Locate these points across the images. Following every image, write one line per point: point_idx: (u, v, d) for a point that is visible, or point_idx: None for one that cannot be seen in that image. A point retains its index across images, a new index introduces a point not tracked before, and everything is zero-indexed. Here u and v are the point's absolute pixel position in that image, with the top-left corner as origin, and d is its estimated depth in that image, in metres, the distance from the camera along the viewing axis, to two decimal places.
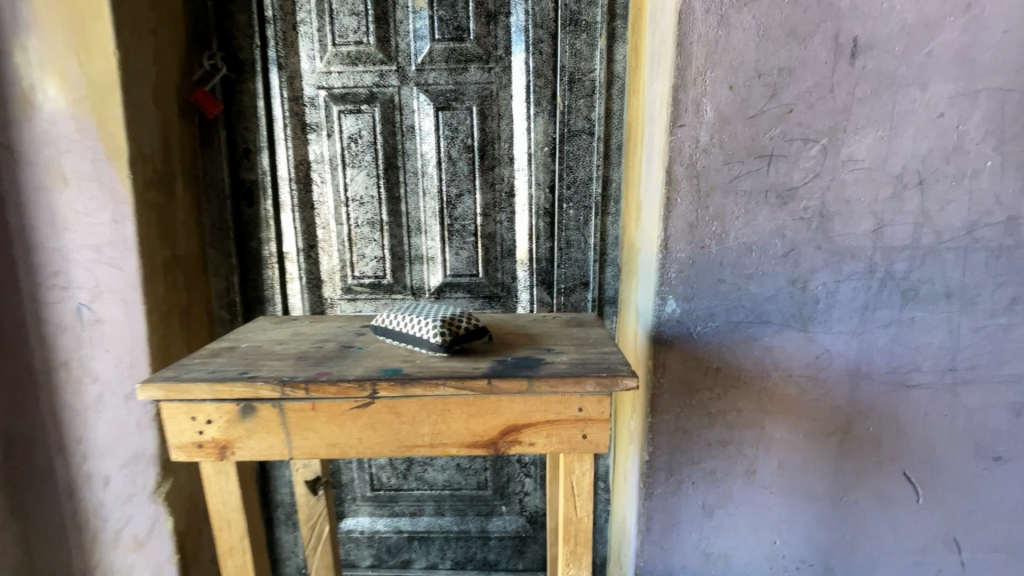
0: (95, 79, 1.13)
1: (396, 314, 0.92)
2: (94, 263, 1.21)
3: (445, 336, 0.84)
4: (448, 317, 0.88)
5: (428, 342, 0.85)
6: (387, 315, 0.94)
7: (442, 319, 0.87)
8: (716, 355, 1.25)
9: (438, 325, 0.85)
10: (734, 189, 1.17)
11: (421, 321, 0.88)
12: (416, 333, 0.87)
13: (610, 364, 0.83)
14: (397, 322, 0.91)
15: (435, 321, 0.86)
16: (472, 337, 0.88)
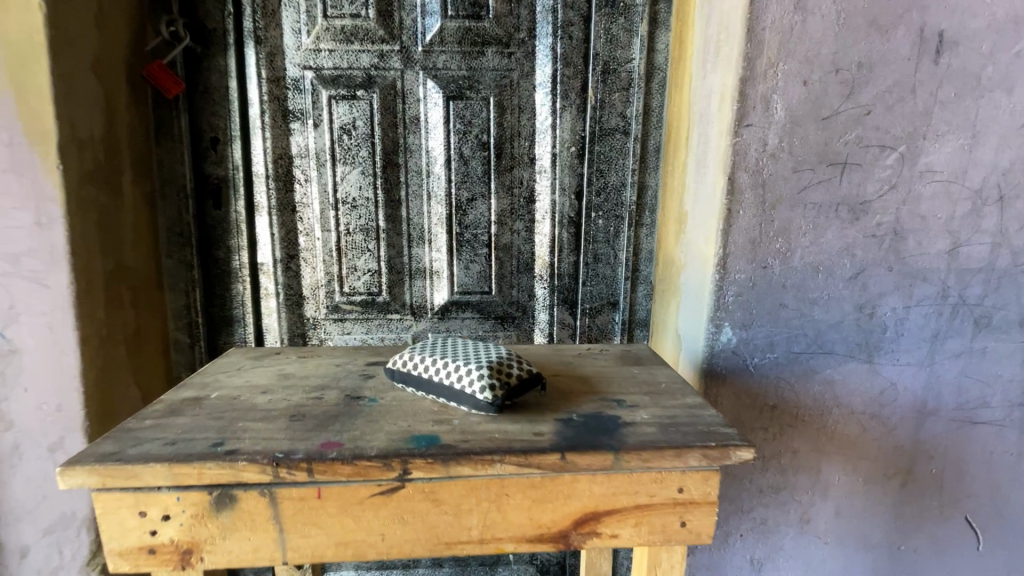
0: (14, 39, 0.87)
1: (422, 356, 0.71)
2: (9, 278, 0.94)
3: (493, 392, 0.64)
4: (494, 360, 0.68)
5: (469, 397, 0.65)
6: (408, 357, 0.72)
7: (486, 365, 0.66)
8: (773, 390, 1.08)
9: (483, 374, 0.65)
10: (802, 201, 1.01)
11: (457, 368, 0.67)
12: (452, 384, 0.66)
13: (707, 425, 0.64)
14: (424, 366, 0.70)
15: (478, 368, 0.66)
16: (524, 388, 0.68)
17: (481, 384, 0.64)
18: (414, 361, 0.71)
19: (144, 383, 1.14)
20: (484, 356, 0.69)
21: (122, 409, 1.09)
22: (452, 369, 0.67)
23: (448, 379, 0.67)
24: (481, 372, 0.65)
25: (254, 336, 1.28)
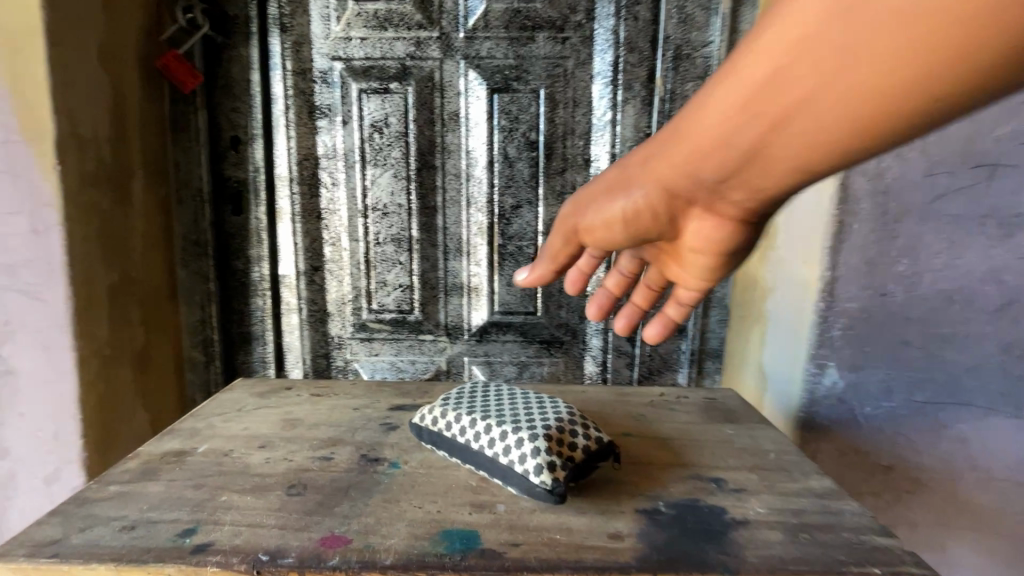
0: (9, 23, 0.78)
1: (457, 411, 0.55)
2: (4, 292, 0.85)
3: (553, 472, 0.47)
4: (552, 422, 0.51)
5: (519, 477, 0.48)
6: (438, 412, 0.56)
7: (542, 429, 0.50)
8: (889, 447, 0.86)
9: (537, 445, 0.48)
10: (935, 213, 0.79)
11: (501, 435, 0.50)
12: (496, 455, 0.50)
13: (855, 534, 0.46)
14: (460, 427, 0.54)
15: (530, 434, 0.49)
16: (592, 464, 0.51)
17: (536, 461, 0.48)
18: (444, 419, 0.55)
19: (153, 407, 1.03)
20: (535, 416, 0.52)
21: (127, 436, 0.97)
22: (495, 436, 0.51)
23: (490, 448, 0.51)
24: (533, 442, 0.48)
25: (275, 355, 1.15)
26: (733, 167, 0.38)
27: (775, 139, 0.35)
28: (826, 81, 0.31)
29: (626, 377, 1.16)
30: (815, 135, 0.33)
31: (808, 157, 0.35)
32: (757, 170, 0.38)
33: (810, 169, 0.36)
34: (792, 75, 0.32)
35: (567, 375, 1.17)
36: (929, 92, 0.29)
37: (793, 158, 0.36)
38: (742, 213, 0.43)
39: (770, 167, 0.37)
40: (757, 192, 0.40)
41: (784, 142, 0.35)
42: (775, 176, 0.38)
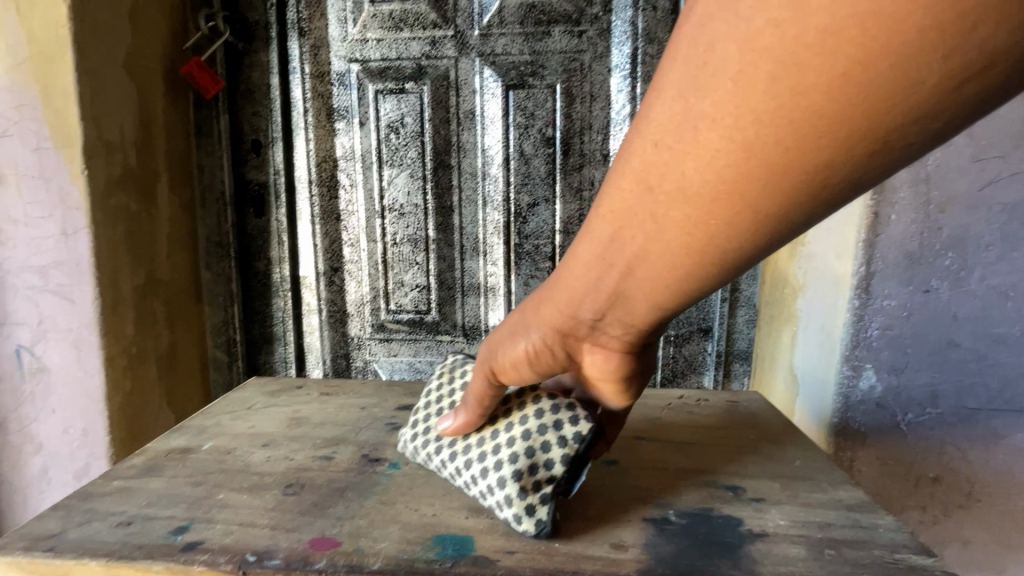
0: (40, 35, 0.81)
1: (435, 440, 0.52)
2: (39, 292, 0.88)
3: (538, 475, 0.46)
4: (516, 448, 0.46)
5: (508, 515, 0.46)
6: (416, 442, 0.54)
7: (508, 464, 0.46)
8: (936, 458, 0.79)
9: (507, 487, 0.45)
10: (986, 201, 0.73)
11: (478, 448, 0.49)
12: (478, 497, 0.48)
13: (888, 552, 0.41)
14: (439, 458, 0.52)
15: (499, 474, 0.46)
16: (576, 471, 0.47)
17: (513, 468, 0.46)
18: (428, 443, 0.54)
19: (177, 405, 1.05)
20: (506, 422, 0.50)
21: (152, 433, 0.99)
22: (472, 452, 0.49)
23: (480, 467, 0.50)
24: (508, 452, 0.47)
25: (295, 356, 1.16)
26: (658, 213, 0.34)
27: (696, 174, 0.31)
28: (737, 95, 0.28)
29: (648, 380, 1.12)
30: (745, 167, 0.30)
31: (735, 199, 0.31)
32: (684, 224, 0.34)
33: (740, 215, 0.32)
34: (708, 95, 0.29)
35: None
36: (858, 98, 0.26)
37: (718, 199, 0.32)
38: (674, 291, 0.38)
39: (698, 212, 0.33)
40: (686, 254, 0.35)
41: (711, 177, 0.31)
42: (704, 229, 0.33)
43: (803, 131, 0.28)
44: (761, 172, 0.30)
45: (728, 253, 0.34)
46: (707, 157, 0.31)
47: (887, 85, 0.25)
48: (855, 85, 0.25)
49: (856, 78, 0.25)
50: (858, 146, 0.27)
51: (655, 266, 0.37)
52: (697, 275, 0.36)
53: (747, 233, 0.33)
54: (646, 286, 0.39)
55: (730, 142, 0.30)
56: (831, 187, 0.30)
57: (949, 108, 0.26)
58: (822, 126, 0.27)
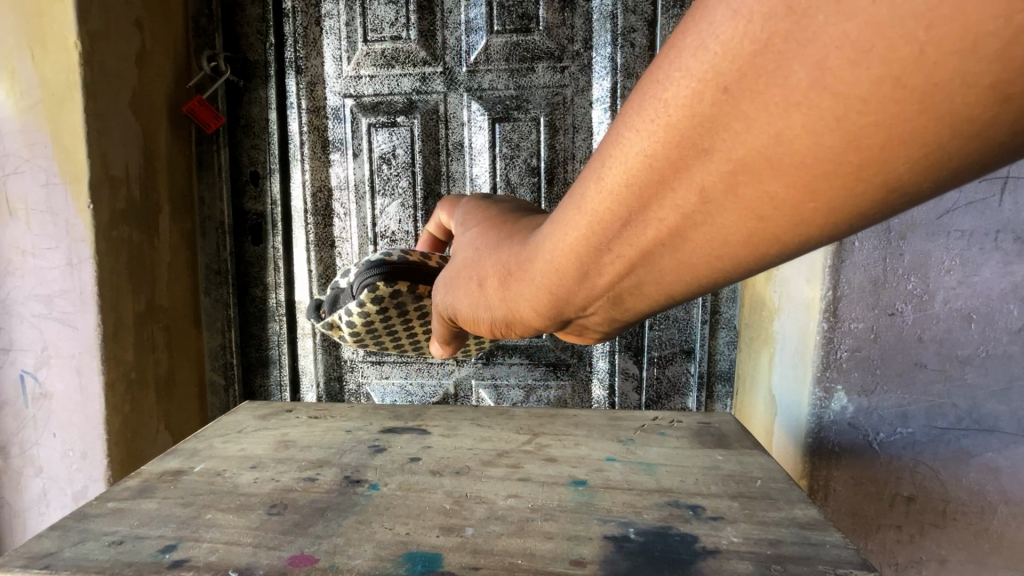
0: (51, 80, 0.87)
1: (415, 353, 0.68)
2: (43, 319, 0.92)
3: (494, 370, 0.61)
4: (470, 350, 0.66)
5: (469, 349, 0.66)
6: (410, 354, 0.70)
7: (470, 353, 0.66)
8: (909, 477, 0.80)
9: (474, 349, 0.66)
10: (945, 228, 0.75)
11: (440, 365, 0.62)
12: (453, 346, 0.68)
13: (831, 567, 0.46)
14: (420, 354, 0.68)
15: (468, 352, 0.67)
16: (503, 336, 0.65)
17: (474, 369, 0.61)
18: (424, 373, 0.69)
19: (174, 427, 1.08)
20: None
21: (149, 454, 1.02)
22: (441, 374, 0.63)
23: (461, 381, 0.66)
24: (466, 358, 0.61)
25: (290, 379, 1.20)
26: (678, 241, 0.29)
27: (730, 217, 0.26)
28: (786, 154, 0.22)
29: (634, 400, 1.14)
30: (788, 220, 0.25)
31: (772, 243, 0.27)
32: (712, 255, 0.29)
33: (775, 252, 0.28)
34: (748, 145, 0.23)
35: (575, 399, 1.16)
36: (926, 177, 0.21)
37: (754, 240, 0.27)
38: (696, 295, 0.35)
39: (732, 250, 0.28)
40: (712, 277, 0.31)
41: (748, 221, 0.26)
42: (734, 260, 0.29)
43: (860, 200, 0.23)
44: (802, 225, 0.25)
45: (755, 275, 0.31)
46: (742, 205, 0.25)
47: (957, 168, 0.21)
48: (930, 168, 0.21)
49: (932, 157, 0.20)
50: (911, 204, 0.24)
51: (677, 283, 0.33)
52: (721, 287, 0.33)
53: (779, 261, 0.29)
54: (658, 291, 0.35)
55: (770, 197, 0.24)
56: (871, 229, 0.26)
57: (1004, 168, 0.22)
58: (880, 197, 0.23)
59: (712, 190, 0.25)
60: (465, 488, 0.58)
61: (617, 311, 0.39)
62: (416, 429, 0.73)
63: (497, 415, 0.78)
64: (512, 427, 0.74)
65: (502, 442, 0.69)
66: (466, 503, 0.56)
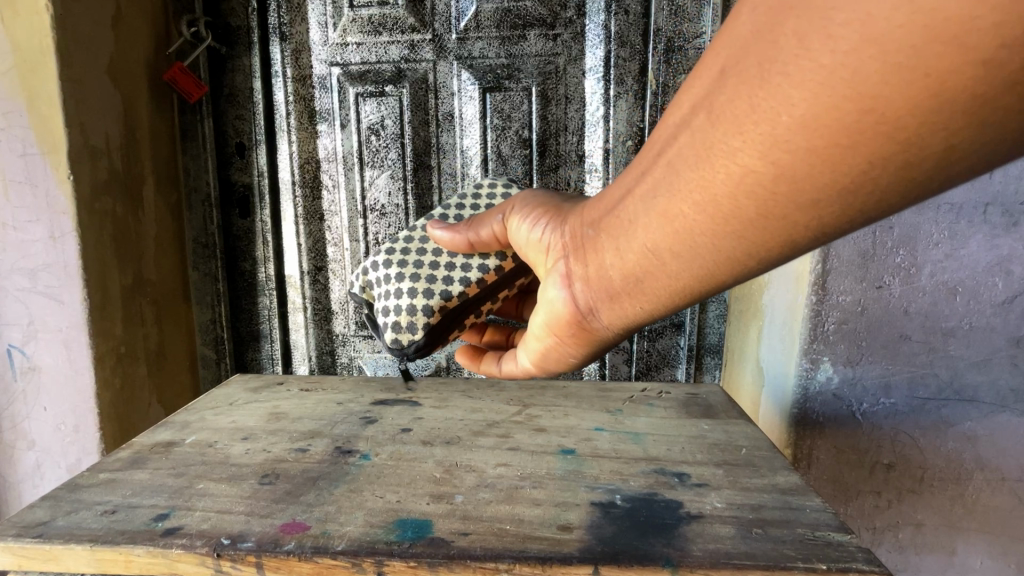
0: (23, 44, 0.83)
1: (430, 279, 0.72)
2: (28, 294, 0.91)
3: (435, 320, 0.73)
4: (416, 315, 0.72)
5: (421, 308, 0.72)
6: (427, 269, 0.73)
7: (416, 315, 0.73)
8: (889, 445, 0.83)
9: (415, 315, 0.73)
10: (935, 201, 0.75)
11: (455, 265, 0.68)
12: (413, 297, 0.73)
13: (810, 530, 0.47)
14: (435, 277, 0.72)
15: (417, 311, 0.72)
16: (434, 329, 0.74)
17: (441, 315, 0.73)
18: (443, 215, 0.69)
19: (166, 401, 1.08)
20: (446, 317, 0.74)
21: (142, 426, 1.02)
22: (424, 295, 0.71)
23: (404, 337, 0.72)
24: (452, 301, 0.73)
25: (281, 353, 1.20)
26: (679, 157, 0.35)
27: (726, 129, 0.32)
28: (780, 58, 0.29)
29: (624, 373, 1.15)
30: (769, 135, 0.30)
31: (754, 165, 0.32)
32: (703, 180, 0.34)
33: (750, 183, 0.33)
34: (761, 50, 0.30)
35: (566, 371, 1.18)
36: (886, 95, 0.26)
37: (738, 160, 0.32)
38: (680, 255, 0.39)
39: (720, 174, 0.33)
40: (697, 214, 0.36)
41: (737, 136, 0.32)
42: (719, 190, 0.34)
43: (829, 113, 0.28)
44: (781, 143, 0.30)
45: (732, 229, 0.35)
46: (734, 114, 0.31)
47: (919, 90, 0.26)
48: (895, 79, 0.26)
49: (895, 65, 0.26)
50: (877, 147, 0.28)
51: (666, 220, 0.38)
52: (708, 249, 0.37)
53: (756, 213, 0.34)
54: (645, 234, 0.40)
55: (761, 105, 0.30)
56: (840, 189, 0.31)
57: (964, 140, 0.27)
58: (848, 116, 0.28)
59: (721, 99, 0.32)
60: (455, 457, 0.59)
61: (608, 264, 0.44)
62: (407, 400, 0.74)
63: (488, 387, 0.78)
64: (503, 399, 0.74)
65: (492, 412, 0.70)
66: (456, 472, 0.56)
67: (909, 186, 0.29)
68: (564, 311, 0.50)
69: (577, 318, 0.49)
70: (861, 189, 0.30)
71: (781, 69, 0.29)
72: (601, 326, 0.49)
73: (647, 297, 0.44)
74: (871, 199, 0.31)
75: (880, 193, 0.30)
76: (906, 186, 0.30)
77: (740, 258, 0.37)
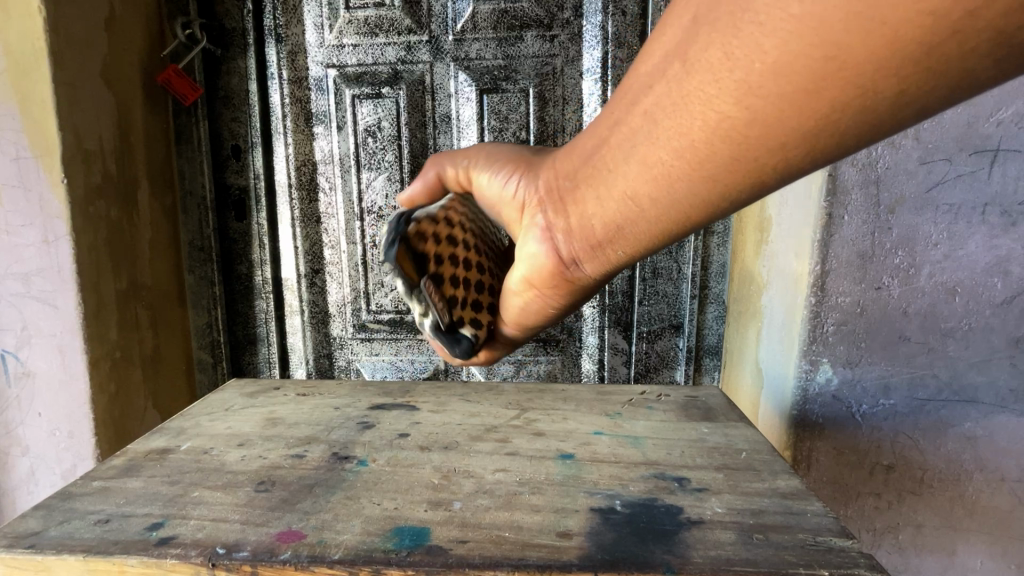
0: (16, 46, 0.83)
1: None
2: (21, 299, 0.90)
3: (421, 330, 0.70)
4: None
5: None
6: None
7: None
8: (889, 446, 0.82)
9: None
10: (934, 202, 0.75)
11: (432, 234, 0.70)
12: None
13: (811, 535, 0.47)
14: None
15: None
16: None
17: None
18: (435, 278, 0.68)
19: (162, 406, 1.07)
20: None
21: (139, 432, 1.02)
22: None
23: None
24: None
25: (278, 356, 1.19)
26: (651, 108, 0.36)
27: (700, 77, 0.32)
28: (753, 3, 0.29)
29: (622, 375, 1.15)
30: (740, 81, 0.31)
31: (724, 113, 0.32)
32: (674, 134, 0.35)
33: (724, 136, 0.33)
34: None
35: (565, 373, 1.17)
36: (850, 41, 0.27)
37: (710, 110, 0.33)
38: (651, 205, 0.40)
39: (691, 124, 0.34)
40: (667, 167, 0.37)
41: (709, 84, 0.32)
42: (690, 143, 0.35)
43: (799, 60, 0.28)
44: (754, 89, 0.31)
45: (706, 181, 0.36)
46: (707, 63, 0.31)
47: (882, 36, 0.26)
48: (856, 23, 0.26)
49: (861, 9, 0.26)
50: (840, 92, 0.29)
51: (638, 173, 0.39)
52: (683, 205, 0.39)
53: (728, 162, 0.34)
54: (620, 188, 0.41)
55: (731, 53, 0.30)
56: (808, 139, 0.31)
57: (923, 90, 0.27)
58: (819, 63, 0.28)
59: (698, 47, 0.32)
60: (453, 463, 0.59)
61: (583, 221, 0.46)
62: (405, 405, 0.74)
63: (487, 391, 0.78)
64: (502, 402, 0.74)
65: (490, 417, 0.70)
66: (454, 478, 0.56)
67: (868, 130, 0.30)
68: (544, 263, 0.51)
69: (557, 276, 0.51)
70: (823, 134, 0.31)
71: (752, 17, 0.29)
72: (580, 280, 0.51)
73: (626, 250, 0.45)
74: (836, 147, 0.31)
75: (843, 140, 0.31)
76: (867, 134, 0.30)
77: (711, 210, 0.38)
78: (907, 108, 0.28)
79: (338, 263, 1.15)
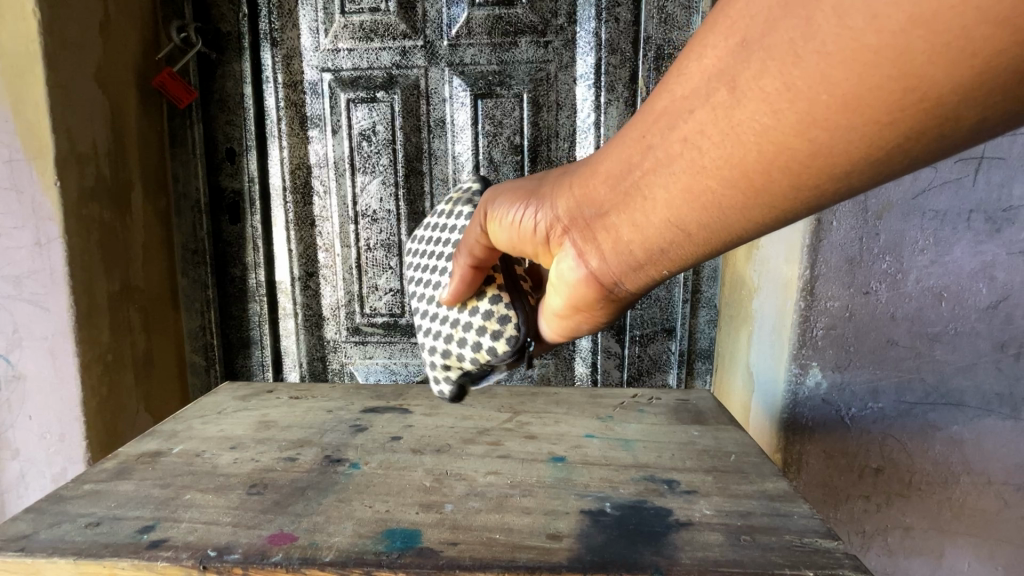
0: (8, 49, 0.83)
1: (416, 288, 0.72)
2: (14, 301, 0.90)
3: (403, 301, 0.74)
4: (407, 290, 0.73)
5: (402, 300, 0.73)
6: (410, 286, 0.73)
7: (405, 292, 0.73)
8: (877, 450, 0.83)
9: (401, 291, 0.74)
10: (920, 208, 0.76)
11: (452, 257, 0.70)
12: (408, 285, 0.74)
13: (797, 537, 0.48)
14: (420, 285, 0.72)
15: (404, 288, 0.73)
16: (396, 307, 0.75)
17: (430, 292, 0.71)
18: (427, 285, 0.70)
19: (154, 408, 1.06)
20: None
21: (130, 435, 1.01)
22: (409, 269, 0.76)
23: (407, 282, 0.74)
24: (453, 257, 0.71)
25: (272, 359, 1.19)
26: (704, 132, 0.36)
27: (762, 105, 0.33)
28: (821, 33, 0.29)
29: (615, 378, 1.16)
30: (808, 110, 0.31)
31: (788, 140, 0.33)
32: (730, 158, 0.35)
33: (785, 159, 0.34)
34: (795, 26, 0.30)
35: (558, 377, 1.18)
36: (930, 71, 0.27)
37: (770, 135, 0.33)
38: (698, 226, 0.41)
39: (752, 150, 0.34)
40: (722, 189, 0.37)
41: (767, 108, 0.32)
42: (749, 166, 0.35)
43: (874, 90, 0.29)
44: (821, 118, 0.31)
45: (764, 202, 0.37)
46: (768, 90, 0.32)
47: (965, 67, 0.26)
48: (939, 54, 0.26)
49: (944, 42, 0.26)
50: (914, 122, 0.29)
51: (690, 194, 0.39)
52: (734, 224, 0.39)
53: (782, 184, 0.35)
54: (669, 211, 0.41)
55: (796, 82, 0.31)
56: (872, 163, 0.32)
57: (997, 114, 0.28)
58: (885, 84, 0.28)
59: (756, 75, 0.32)
60: (445, 466, 0.59)
61: (623, 242, 0.45)
62: (397, 408, 0.74)
63: (479, 394, 0.78)
64: (494, 405, 0.74)
65: (483, 420, 0.70)
66: (446, 481, 0.56)
67: (937, 153, 0.31)
68: (578, 286, 0.51)
69: (595, 291, 0.51)
70: (894, 160, 0.32)
71: (819, 46, 0.29)
72: (618, 299, 0.51)
73: (672, 267, 0.46)
74: (899, 169, 0.33)
75: (907, 162, 0.32)
76: (921, 154, 0.31)
77: (764, 227, 0.40)
78: (976, 131, 0.29)
79: (332, 267, 1.15)
